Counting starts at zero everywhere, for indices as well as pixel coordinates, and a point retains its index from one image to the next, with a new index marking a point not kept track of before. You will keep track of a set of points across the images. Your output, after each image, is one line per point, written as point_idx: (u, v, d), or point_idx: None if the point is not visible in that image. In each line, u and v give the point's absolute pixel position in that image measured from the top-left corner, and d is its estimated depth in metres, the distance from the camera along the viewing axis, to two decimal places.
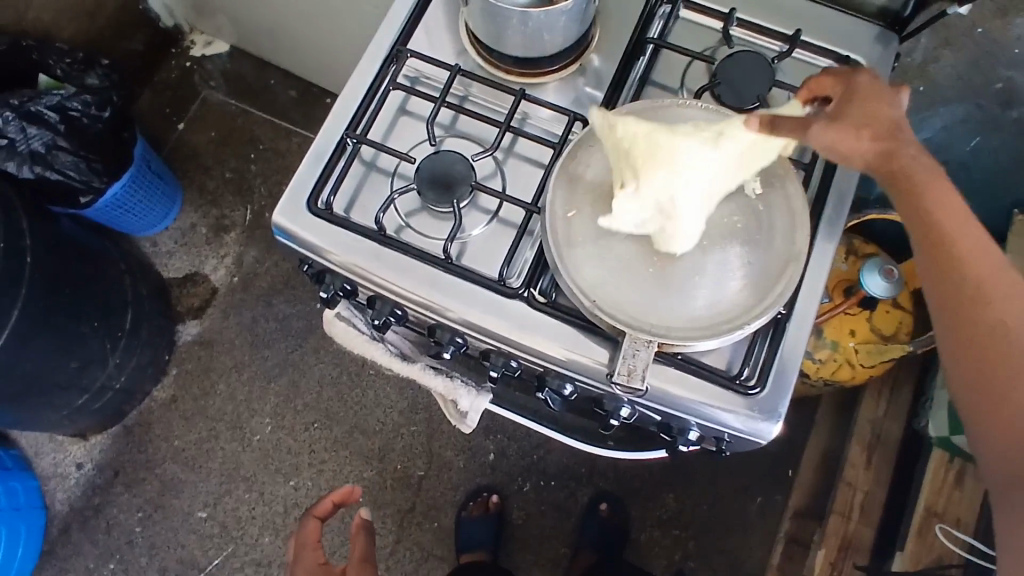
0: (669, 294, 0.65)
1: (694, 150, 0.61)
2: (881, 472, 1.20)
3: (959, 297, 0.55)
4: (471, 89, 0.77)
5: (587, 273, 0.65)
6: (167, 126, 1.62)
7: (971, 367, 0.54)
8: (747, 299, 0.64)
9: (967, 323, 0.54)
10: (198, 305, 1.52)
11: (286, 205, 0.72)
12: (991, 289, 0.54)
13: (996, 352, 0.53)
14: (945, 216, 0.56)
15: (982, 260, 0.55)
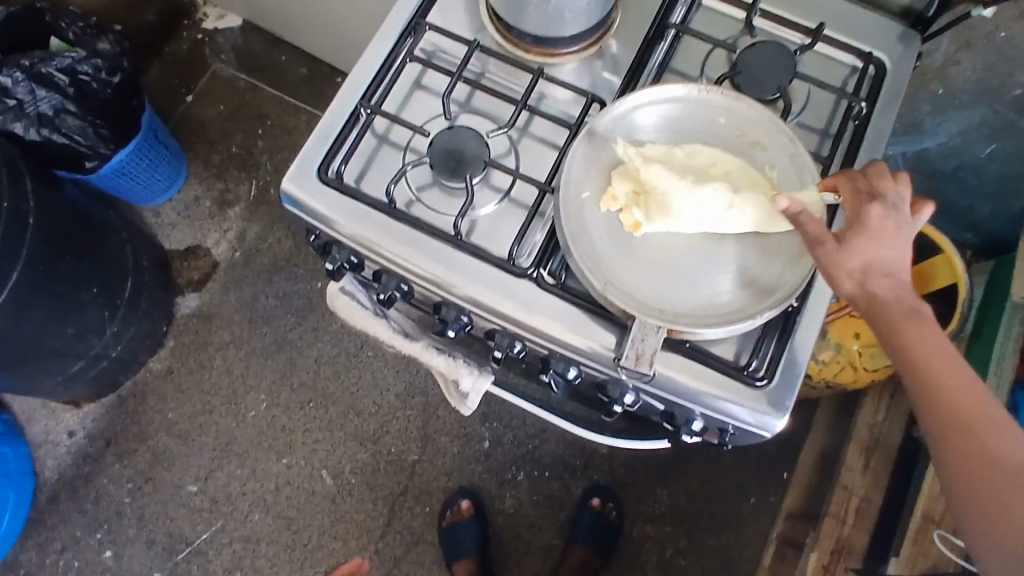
0: (678, 281, 0.64)
1: (701, 208, 0.62)
2: (878, 477, 1.20)
3: (950, 430, 0.53)
4: (487, 66, 0.76)
5: (600, 255, 0.65)
6: (175, 97, 1.61)
7: (975, 504, 0.52)
8: (759, 289, 0.64)
9: (965, 456, 0.52)
10: (198, 278, 1.51)
11: (296, 172, 0.71)
12: (978, 421, 0.52)
13: (996, 487, 0.51)
14: (927, 349, 0.54)
15: (964, 390, 0.53)
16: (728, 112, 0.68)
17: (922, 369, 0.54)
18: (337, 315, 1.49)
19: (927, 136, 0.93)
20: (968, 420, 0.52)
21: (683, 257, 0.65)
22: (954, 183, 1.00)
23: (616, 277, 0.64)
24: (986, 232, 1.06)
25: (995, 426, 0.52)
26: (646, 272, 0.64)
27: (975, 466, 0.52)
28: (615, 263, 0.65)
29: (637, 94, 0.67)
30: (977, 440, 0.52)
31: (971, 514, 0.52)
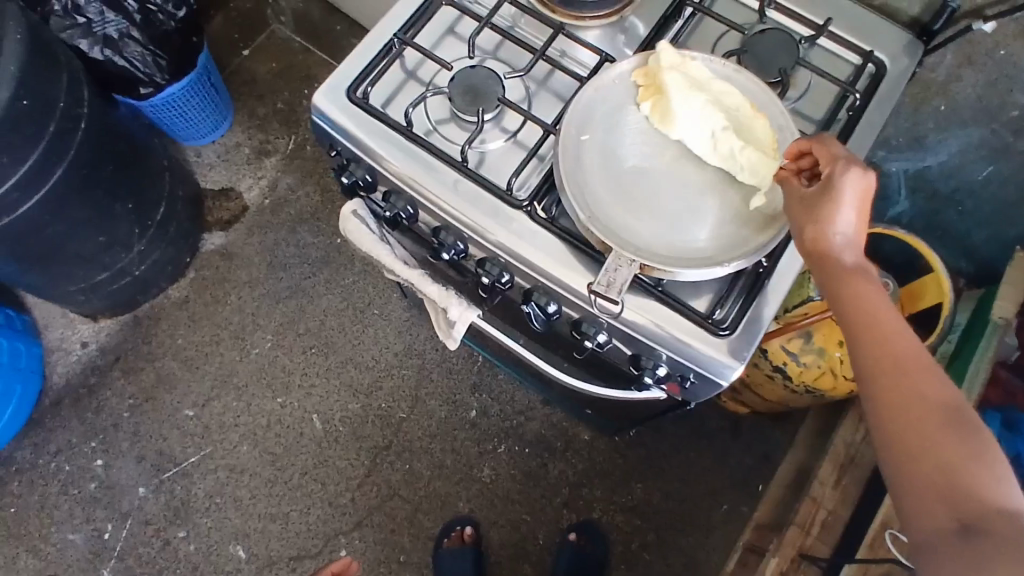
0: (651, 217, 0.69)
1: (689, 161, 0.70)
2: (849, 493, 1.20)
3: (880, 369, 0.53)
4: (518, 21, 0.83)
5: (587, 189, 0.70)
6: (233, 50, 1.71)
7: (895, 436, 0.51)
8: (731, 242, 0.68)
9: (888, 393, 0.52)
10: (227, 218, 1.59)
11: (328, 88, 0.78)
12: (907, 364, 0.53)
13: (917, 419, 0.51)
14: (868, 305, 0.56)
15: (897, 337, 0.54)
16: (729, 80, 0.74)
17: (859, 322, 0.55)
18: (351, 271, 1.55)
19: (929, 154, 0.98)
20: (898, 361, 0.53)
21: (661, 203, 0.70)
22: (951, 206, 1.04)
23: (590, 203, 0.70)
24: (981, 260, 1.09)
25: (922, 367, 0.53)
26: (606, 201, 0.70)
27: (902, 398, 0.52)
28: (599, 198, 0.70)
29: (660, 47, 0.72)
30: (906, 379, 0.52)
31: (889, 444, 0.51)
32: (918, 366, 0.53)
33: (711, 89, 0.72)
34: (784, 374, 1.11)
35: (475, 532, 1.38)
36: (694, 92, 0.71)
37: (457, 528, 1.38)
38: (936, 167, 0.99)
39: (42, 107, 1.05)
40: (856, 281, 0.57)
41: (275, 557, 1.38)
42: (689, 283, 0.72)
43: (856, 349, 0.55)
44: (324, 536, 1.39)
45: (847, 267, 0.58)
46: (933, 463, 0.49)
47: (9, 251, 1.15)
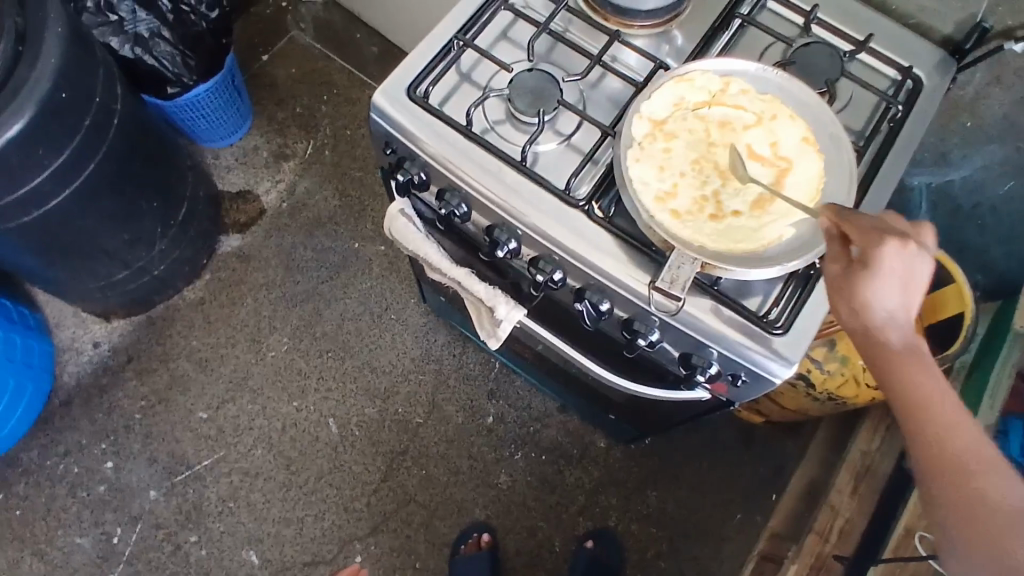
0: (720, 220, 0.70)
1: (751, 171, 0.72)
2: (865, 501, 1.22)
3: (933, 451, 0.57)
4: (570, 27, 0.85)
5: (647, 186, 0.71)
6: (253, 55, 1.71)
7: (961, 531, 0.55)
8: (790, 241, 0.70)
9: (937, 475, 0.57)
10: (244, 221, 1.58)
11: (388, 87, 0.80)
12: (970, 462, 0.56)
13: (975, 504, 0.55)
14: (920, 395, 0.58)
15: (959, 436, 0.57)
16: (786, 92, 0.76)
17: (921, 421, 0.58)
18: (368, 275, 1.55)
19: (952, 169, 1.02)
20: (959, 457, 0.56)
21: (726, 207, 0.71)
22: (971, 221, 1.08)
23: (673, 206, 0.71)
24: (997, 275, 1.13)
25: (981, 464, 0.56)
26: (692, 204, 0.71)
27: (963, 496, 0.56)
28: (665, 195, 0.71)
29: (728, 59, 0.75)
30: (968, 476, 0.56)
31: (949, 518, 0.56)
32: (979, 467, 0.56)
33: (780, 110, 0.75)
34: (808, 382, 1.12)
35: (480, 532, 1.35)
36: (762, 110, 0.74)
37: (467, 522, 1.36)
38: (959, 181, 1.03)
39: (80, 99, 1.06)
40: (911, 364, 0.58)
41: (289, 563, 1.36)
42: (743, 282, 0.73)
43: (916, 449, 0.58)
44: (338, 542, 1.38)
45: (897, 346, 0.59)
46: (990, 549, 0.54)
47: (34, 243, 1.15)
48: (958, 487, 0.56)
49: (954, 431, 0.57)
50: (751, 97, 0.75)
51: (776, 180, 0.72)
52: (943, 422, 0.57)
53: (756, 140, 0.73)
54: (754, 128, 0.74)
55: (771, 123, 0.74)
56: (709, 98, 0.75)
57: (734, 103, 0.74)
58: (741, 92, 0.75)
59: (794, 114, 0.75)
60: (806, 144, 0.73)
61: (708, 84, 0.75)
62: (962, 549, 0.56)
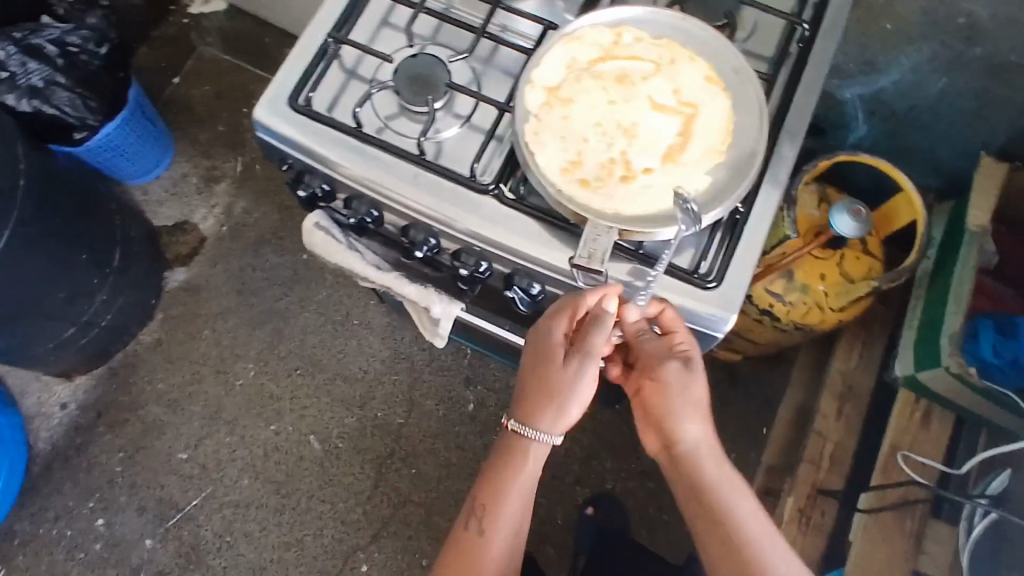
0: (631, 182, 0.67)
1: (656, 123, 0.68)
2: (852, 422, 1.21)
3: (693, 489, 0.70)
4: (453, 2, 0.81)
5: (553, 161, 0.67)
6: (164, 79, 1.64)
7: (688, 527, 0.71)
8: (706, 191, 0.66)
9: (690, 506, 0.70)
10: (186, 252, 1.54)
11: (269, 102, 0.75)
12: (698, 498, 0.69)
13: (728, 534, 0.67)
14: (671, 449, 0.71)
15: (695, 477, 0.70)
16: (684, 31, 0.71)
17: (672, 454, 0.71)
18: (323, 285, 1.52)
19: (880, 75, 0.98)
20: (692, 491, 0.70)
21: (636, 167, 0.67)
22: (910, 124, 1.04)
23: (581, 175, 0.67)
24: (945, 174, 1.10)
25: (700, 503, 0.69)
26: (600, 170, 0.67)
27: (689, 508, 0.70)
28: (570, 167, 0.67)
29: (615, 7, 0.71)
30: (695, 505, 0.69)
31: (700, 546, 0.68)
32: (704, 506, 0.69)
33: (678, 52, 0.70)
34: (772, 316, 1.09)
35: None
36: (658, 56, 0.70)
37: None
38: (891, 86, 0.99)
39: None
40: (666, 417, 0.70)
41: None
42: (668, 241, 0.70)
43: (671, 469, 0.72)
44: (342, 555, 1.37)
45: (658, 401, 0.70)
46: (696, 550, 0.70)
47: None
48: (690, 508, 0.70)
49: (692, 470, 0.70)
50: (646, 43, 0.70)
51: (684, 128, 0.68)
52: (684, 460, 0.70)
53: (658, 89, 0.69)
54: (653, 76, 0.69)
55: (671, 67, 0.70)
56: (602, 54, 0.70)
57: (629, 54, 0.70)
58: (634, 40, 0.71)
59: (694, 53, 0.71)
60: (710, 84, 0.69)
61: (598, 39, 0.71)
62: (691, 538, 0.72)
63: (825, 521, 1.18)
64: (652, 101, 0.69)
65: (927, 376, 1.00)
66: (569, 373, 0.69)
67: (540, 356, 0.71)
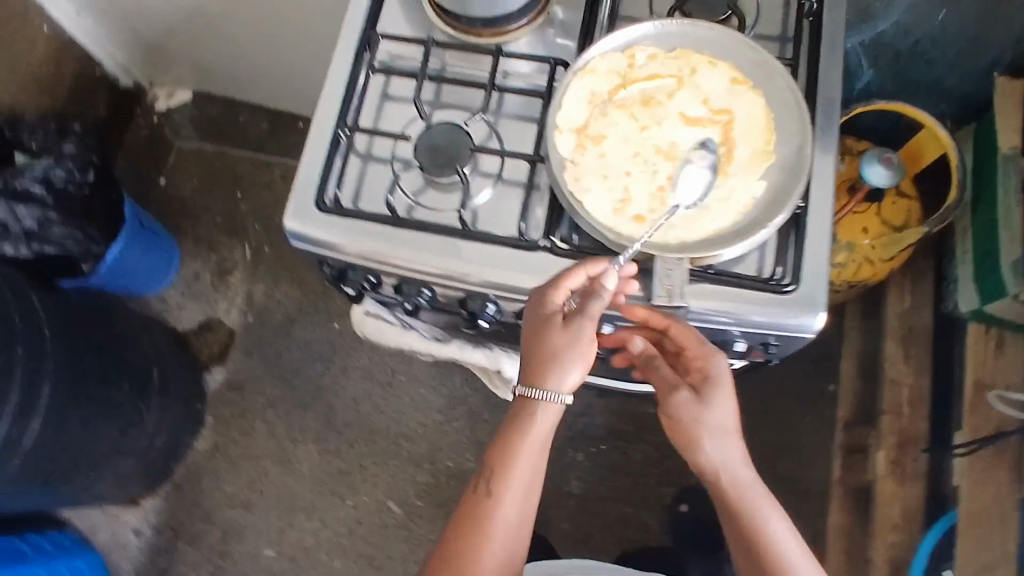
0: (687, 206, 0.65)
1: (694, 140, 0.66)
2: (921, 363, 1.19)
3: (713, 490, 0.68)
4: (446, 59, 0.78)
5: (603, 204, 0.65)
6: (150, 184, 1.62)
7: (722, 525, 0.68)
8: (765, 197, 0.65)
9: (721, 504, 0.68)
10: (219, 350, 1.52)
11: (295, 210, 0.72)
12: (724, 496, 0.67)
13: (750, 530, 0.65)
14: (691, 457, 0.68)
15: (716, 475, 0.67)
16: (697, 38, 0.70)
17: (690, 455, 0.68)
18: (362, 350, 1.50)
19: (880, 20, 0.95)
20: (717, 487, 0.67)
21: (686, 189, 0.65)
22: (919, 59, 1.02)
23: (634, 211, 0.65)
24: (961, 98, 1.08)
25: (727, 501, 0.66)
26: (652, 202, 0.65)
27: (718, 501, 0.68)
28: (622, 205, 0.65)
29: (621, 31, 0.68)
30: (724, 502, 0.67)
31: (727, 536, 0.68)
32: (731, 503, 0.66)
33: (696, 61, 0.68)
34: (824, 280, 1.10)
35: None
36: (678, 70, 0.68)
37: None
38: (892, 28, 0.97)
39: None
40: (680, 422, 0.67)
41: None
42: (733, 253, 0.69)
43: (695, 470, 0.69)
44: None
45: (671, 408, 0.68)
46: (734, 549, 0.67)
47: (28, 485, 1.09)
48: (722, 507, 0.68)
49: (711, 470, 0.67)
50: (661, 60, 0.69)
51: (724, 137, 0.66)
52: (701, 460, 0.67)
53: (686, 104, 0.67)
54: (679, 92, 0.68)
55: (693, 78, 0.68)
56: (621, 81, 0.68)
57: (648, 75, 0.68)
58: (649, 59, 0.69)
59: (711, 58, 0.69)
60: (738, 88, 0.67)
61: (612, 67, 0.68)
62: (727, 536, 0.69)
63: (919, 468, 1.15)
64: (684, 118, 0.67)
65: (995, 308, 0.99)
66: (570, 335, 0.62)
67: (539, 317, 0.64)
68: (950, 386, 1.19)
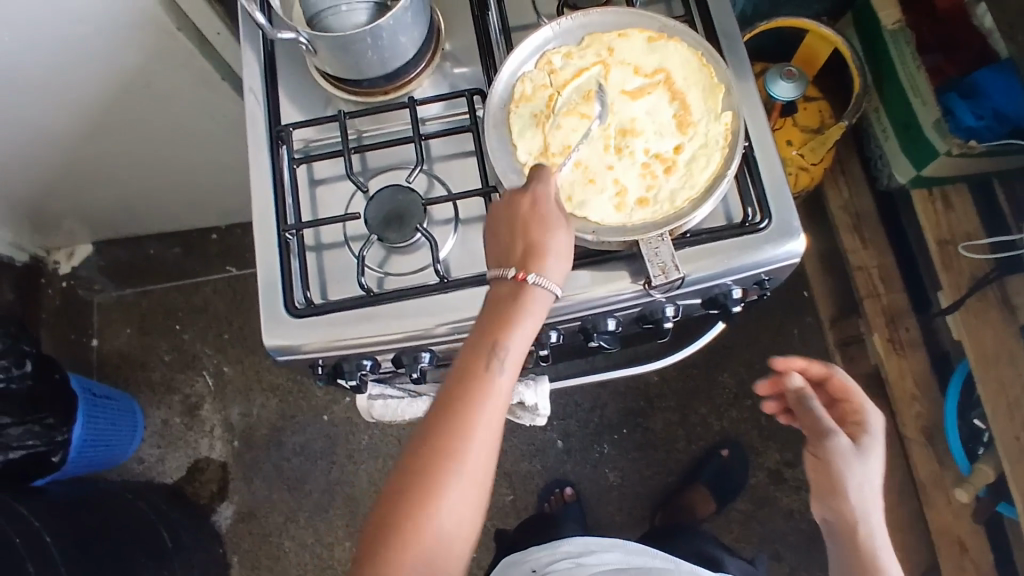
0: (675, 168, 0.66)
1: (649, 107, 0.68)
2: (878, 242, 1.24)
3: (844, 529, 0.76)
4: (360, 127, 0.77)
5: (598, 203, 0.66)
6: (82, 349, 1.52)
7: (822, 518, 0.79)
8: (721, 141, 0.66)
9: (837, 514, 0.77)
10: (217, 487, 1.45)
11: (269, 327, 0.70)
12: (859, 540, 0.74)
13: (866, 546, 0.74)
14: (818, 494, 0.78)
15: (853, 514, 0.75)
16: (595, 20, 0.71)
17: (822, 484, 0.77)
18: (360, 431, 1.46)
19: None
20: (860, 544, 0.74)
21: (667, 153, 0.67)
22: None
23: (633, 197, 0.66)
24: None
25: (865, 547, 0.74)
26: (644, 180, 0.66)
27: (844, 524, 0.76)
28: (617, 196, 0.66)
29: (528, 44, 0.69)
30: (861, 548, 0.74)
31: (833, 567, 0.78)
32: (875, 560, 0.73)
33: (607, 39, 0.70)
34: None
35: (574, 490, 1.38)
36: (597, 54, 0.70)
37: (556, 491, 1.38)
38: None
39: None
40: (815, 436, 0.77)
41: None
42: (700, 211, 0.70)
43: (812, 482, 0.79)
44: None
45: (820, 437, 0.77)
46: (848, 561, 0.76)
47: None
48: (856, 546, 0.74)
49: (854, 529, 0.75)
50: (577, 51, 0.70)
51: (670, 95, 0.68)
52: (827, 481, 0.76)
53: (623, 77, 0.69)
54: (611, 71, 0.69)
55: (615, 54, 0.69)
56: (555, 87, 0.69)
57: (574, 72, 0.69)
58: (566, 54, 0.70)
59: (617, 31, 0.71)
60: (657, 46, 0.69)
61: (537, 80, 0.69)
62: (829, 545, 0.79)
63: (914, 335, 1.20)
64: (630, 92, 0.68)
65: (933, 169, 1.07)
66: (524, 241, 0.60)
67: (498, 218, 0.62)
68: (911, 255, 1.25)
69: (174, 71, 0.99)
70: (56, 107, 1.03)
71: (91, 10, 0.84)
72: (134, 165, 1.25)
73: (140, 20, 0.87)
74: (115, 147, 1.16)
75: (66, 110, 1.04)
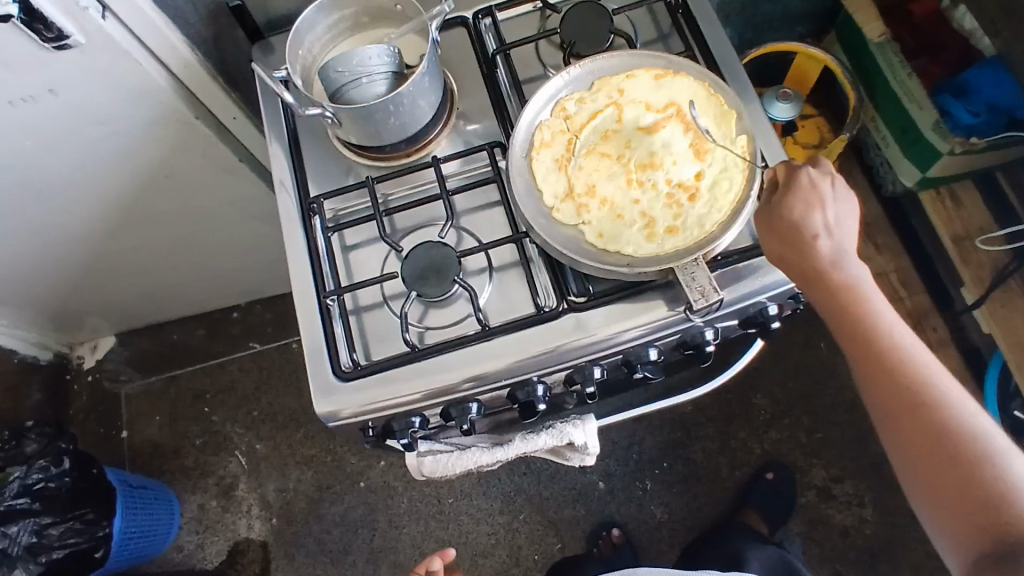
0: (699, 194, 0.68)
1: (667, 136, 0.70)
2: (892, 248, 1.26)
3: (920, 427, 0.60)
4: (387, 191, 0.79)
5: (627, 239, 0.68)
6: (113, 441, 1.52)
7: (882, 408, 0.62)
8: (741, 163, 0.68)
9: (878, 392, 0.63)
10: (259, 567, 1.43)
11: (319, 393, 0.70)
12: (923, 413, 0.60)
13: (947, 441, 0.59)
14: (857, 362, 0.64)
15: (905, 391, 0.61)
16: (601, 65, 0.74)
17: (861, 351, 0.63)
18: (398, 495, 1.44)
19: None
20: (932, 435, 0.60)
21: (689, 180, 0.68)
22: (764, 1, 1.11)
23: (662, 226, 0.68)
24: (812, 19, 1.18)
25: (946, 441, 0.59)
26: (670, 210, 0.68)
27: (903, 410, 0.61)
28: (647, 228, 0.68)
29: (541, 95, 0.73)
30: (932, 437, 0.60)
31: (900, 465, 0.63)
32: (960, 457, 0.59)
33: (615, 81, 0.73)
34: None
35: (622, 531, 1.36)
36: (608, 96, 0.72)
37: (603, 535, 1.35)
38: None
39: None
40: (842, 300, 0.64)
41: None
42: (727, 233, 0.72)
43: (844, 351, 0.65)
44: None
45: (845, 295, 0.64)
46: (926, 465, 0.60)
47: None
48: (916, 439, 0.60)
49: (899, 404, 0.61)
50: (589, 96, 0.73)
51: (684, 125, 0.70)
52: (864, 354, 0.63)
53: (637, 113, 0.71)
54: (625, 109, 0.71)
55: (625, 93, 0.72)
56: (572, 132, 0.72)
57: (589, 115, 0.72)
58: (580, 100, 0.73)
59: (624, 73, 0.73)
60: (665, 82, 0.72)
61: (554, 128, 0.72)
62: (914, 455, 0.61)
63: (942, 334, 1.21)
64: (646, 125, 0.70)
65: (938, 168, 1.09)
66: None
67: None
68: None
69: (196, 160, 1.03)
70: (81, 207, 1.06)
71: (114, 110, 0.88)
72: (156, 255, 1.28)
73: (161, 114, 0.91)
74: (137, 238, 1.19)
75: (91, 208, 1.07)
